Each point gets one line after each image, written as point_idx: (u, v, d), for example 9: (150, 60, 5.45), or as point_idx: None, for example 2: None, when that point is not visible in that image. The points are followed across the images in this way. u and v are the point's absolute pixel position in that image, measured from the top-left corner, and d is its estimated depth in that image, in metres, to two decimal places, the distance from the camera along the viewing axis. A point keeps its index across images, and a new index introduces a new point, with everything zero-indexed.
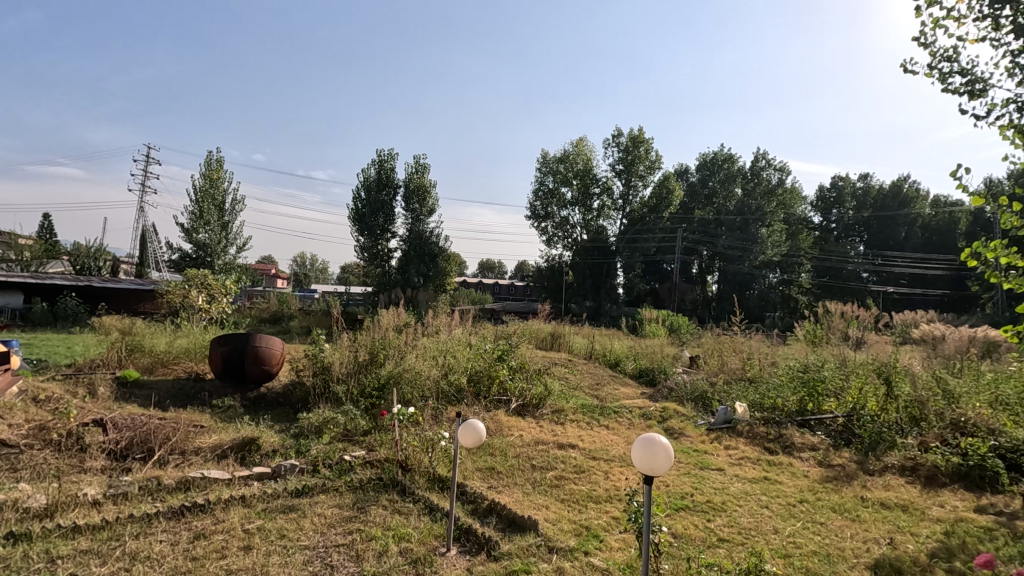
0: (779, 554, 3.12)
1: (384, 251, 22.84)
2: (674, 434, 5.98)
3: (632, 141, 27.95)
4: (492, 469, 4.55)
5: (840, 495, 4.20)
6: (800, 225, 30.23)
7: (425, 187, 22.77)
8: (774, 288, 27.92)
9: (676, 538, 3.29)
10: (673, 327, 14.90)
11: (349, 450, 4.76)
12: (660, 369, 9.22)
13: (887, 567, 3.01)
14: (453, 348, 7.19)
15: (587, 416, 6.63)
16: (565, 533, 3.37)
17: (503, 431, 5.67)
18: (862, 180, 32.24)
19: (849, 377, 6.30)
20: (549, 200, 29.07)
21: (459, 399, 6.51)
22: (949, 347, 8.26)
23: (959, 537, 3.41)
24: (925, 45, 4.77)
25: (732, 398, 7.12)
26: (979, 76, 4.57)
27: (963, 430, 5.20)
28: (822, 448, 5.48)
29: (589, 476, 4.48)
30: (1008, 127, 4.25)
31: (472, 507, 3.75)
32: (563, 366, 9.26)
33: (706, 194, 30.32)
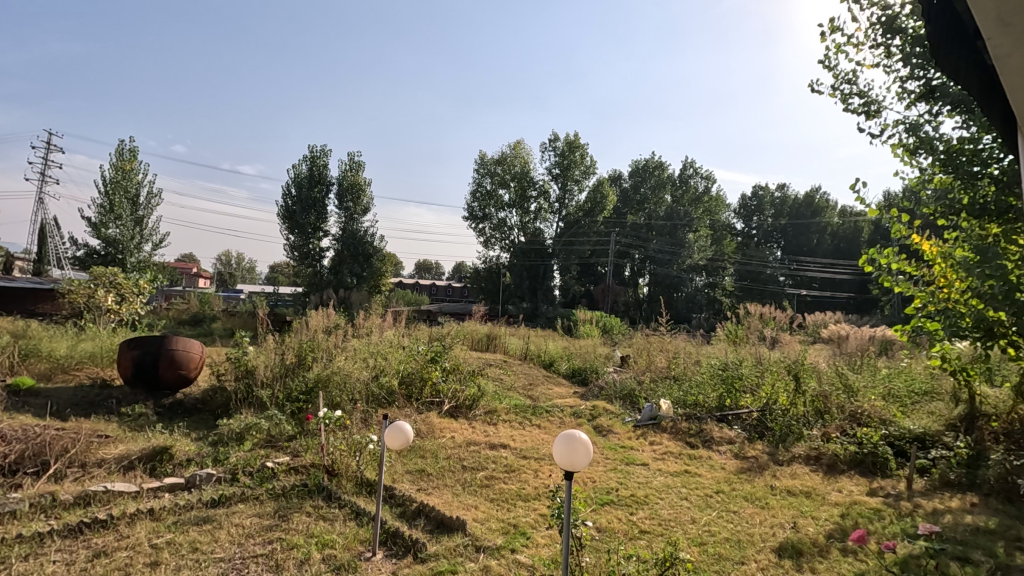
0: (695, 542, 3.30)
1: (316, 251, 22.05)
2: (602, 432, 6.15)
3: (568, 145, 28.48)
4: (422, 471, 4.51)
5: (752, 485, 4.49)
6: (724, 231, 32.17)
7: (359, 185, 22.25)
8: (700, 289, 29.19)
9: (600, 532, 3.39)
10: (605, 328, 15.28)
11: (272, 456, 4.57)
12: (592, 369, 9.44)
13: (789, 550, 3.24)
14: (385, 350, 7.09)
15: (520, 416, 6.69)
16: (493, 532, 3.40)
17: (435, 432, 5.63)
18: (779, 190, 34.36)
19: (763, 375, 6.75)
20: (486, 201, 29.13)
21: (390, 402, 6.41)
22: (852, 344, 8.99)
23: (852, 518, 3.74)
24: (829, 67, 5.22)
25: (657, 395, 7.43)
26: (874, 99, 5.05)
27: (860, 420, 5.77)
28: (738, 442, 5.80)
29: (519, 475, 4.54)
30: (897, 146, 4.73)
31: (401, 510, 3.69)
32: (497, 367, 9.31)
33: (638, 199, 31.45)
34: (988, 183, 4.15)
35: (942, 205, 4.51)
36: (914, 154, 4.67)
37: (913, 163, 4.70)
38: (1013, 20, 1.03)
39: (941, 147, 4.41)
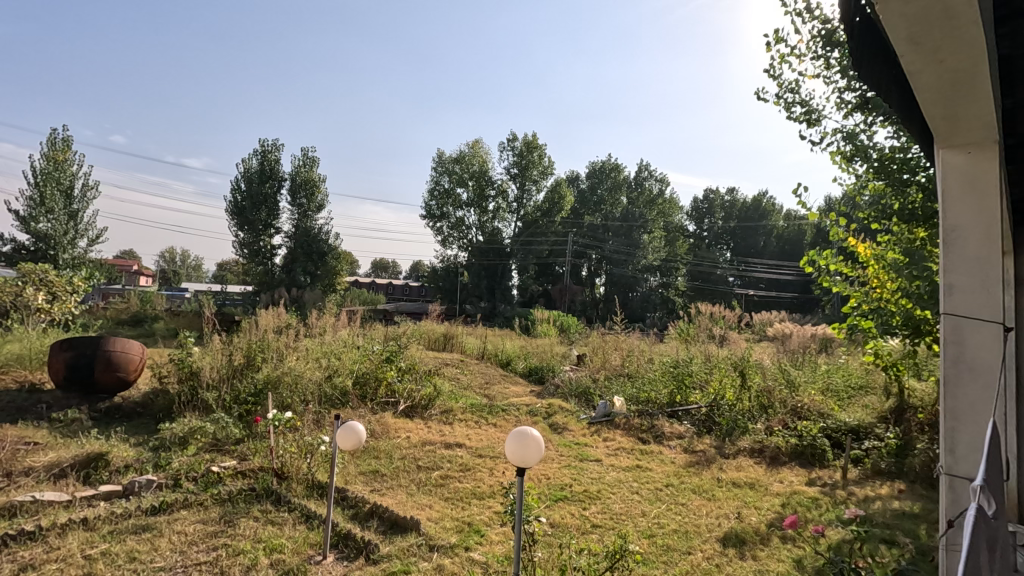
0: (645, 534, 3.39)
1: (267, 248, 21.35)
2: (558, 429, 6.23)
3: (527, 146, 28.64)
4: (376, 472, 4.45)
5: (699, 478, 4.64)
6: (677, 233, 33.01)
7: (313, 181, 21.74)
8: (654, 289, 29.92)
9: (553, 527, 3.44)
10: (562, 327, 15.42)
11: (218, 461, 4.41)
12: (549, 368, 9.53)
13: (733, 539, 3.37)
14: (339, 350, 6.98)
15: (475, 415, 6.66)
16: (447, 531, 3.40)
17: (389, 433, 5.56)
18: (729, 193, 35.58)
19: (711, 371, 7.03)
20: (444, 199, 28.94)
21: (344, 403, 6.29)
22: (795, 342, 9.42)
23: (792, 507, 3.92)
24: (773, 76, 5.46)
25: (612, 392, 7.59)
26: (814, 107, 5.31)
27: (800, 414, 6.07)
28: (688, 436, 5.99)
29: (474, 474, 4.54)
30: (836, 153, 4.99)
31: (353, 512, 3.63)
32: (454, 367, 9.27)
33: (595, 201, 31.95)
34: (916, 191, 4.43)
35: (876, 209, 4.78)
36: (850, 161, 4.94)
37: (850, 170, 4.96)
38: (923, 38, 1.11)
39: (875, 155, 4.67)
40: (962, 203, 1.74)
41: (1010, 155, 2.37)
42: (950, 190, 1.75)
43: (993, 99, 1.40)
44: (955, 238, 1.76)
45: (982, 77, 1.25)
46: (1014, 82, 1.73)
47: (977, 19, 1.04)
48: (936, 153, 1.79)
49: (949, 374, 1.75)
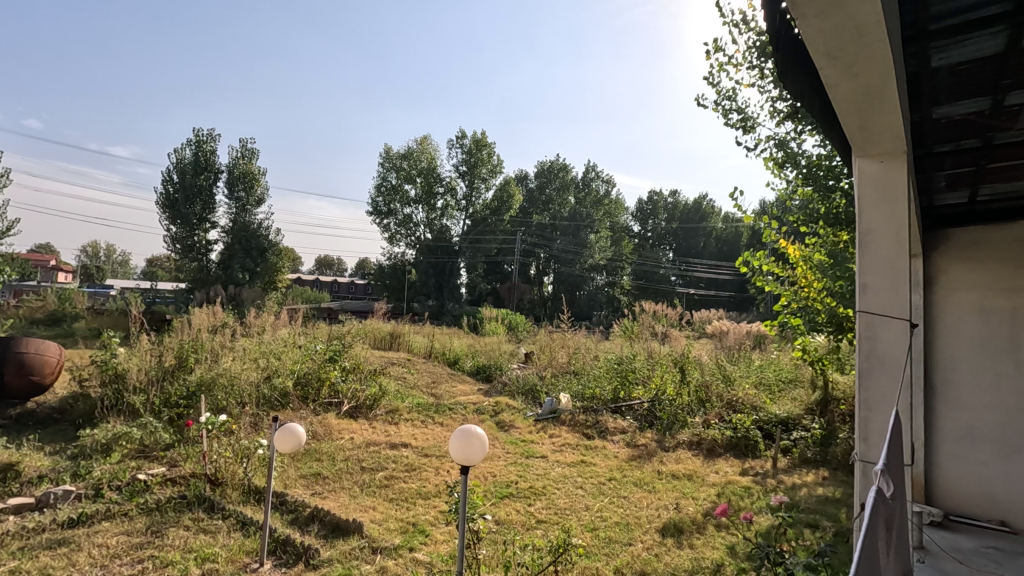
0: (588, 528, 3.46)
1: (201, 243, 20.29)
2: (504, 427, 6.26)
3: (475, 144, 28.58)
4: (317, 475, 4.32)
5: (641, 471, 4.79)
6: (623, 233, 33.78)
7: (252, 174, 20.86)
8: (600, 288, 30.56)
9: (498, 524, 3.45)
10: (510, 325, 15.47)
11: (144, 468, 4.17)
12: (497, 366, 9.54)
13: (671, 529, 3.50)
14: (279, 350, 6.74)
15: (422, 415, 6.59)
16: (391, 532, 3.35)
17: (332, 434, 5.41)
18: (672, 195, 36.76)
19: (653, 368, 7.25)
20: (391, 196, 28.42)
21: (284, 404, 6.08)
22: (731, 338, 9.86)
23: (726, 496, 4.11)
24: (712, 84, 5.69)
25: (558, 389, 7.70)
26: (750, 115, 5.56)
27: (735, 407, 6.37)
28: (631, 431, 6.15)
29: (419, 473, 4.50)
30: (768, 159, 5.25)
31: (292, 517, 3.52)
32: (400, 366, 9.14)
33: (543, 200, 32.27)
34: (840, 196, 4.73)
35: (805, 213, 5.07)
36: (782, 167, 5.21)
37: (782, 175, 5.23)
38: (838, 53, 1.19)
39: (804, 162, 4.95)
40: (877, 209, 1.87)
41: (919, 166, 2.58)
42: (865, 195, 1.87)
43: (901, 111, 1.50)
44: (869, 241, 1.88)
45: (892, 92, 1.35)
46: (920, 98, 1.88)
47: (885, 38, 1.12)
48: (854, 161, 1.91)
49: (863, 368, 1.89)
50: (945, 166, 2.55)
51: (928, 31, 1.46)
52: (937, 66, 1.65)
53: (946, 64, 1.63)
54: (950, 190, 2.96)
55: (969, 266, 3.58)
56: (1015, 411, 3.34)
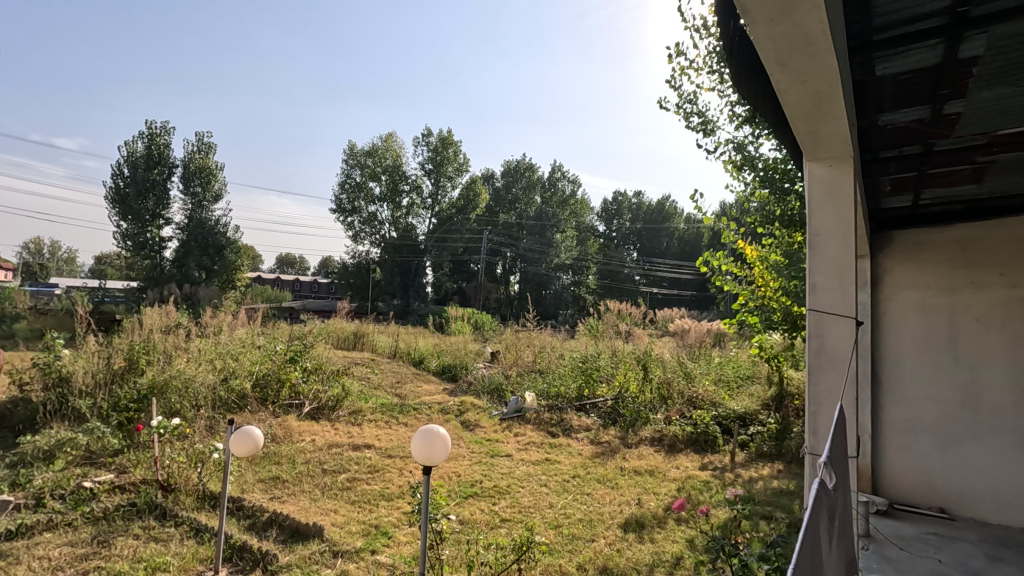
0: (551, 525, 3.49)
1: (154, 240, 19.52)
2: (469, 426, 6.24)
3: (442, 142, 28.37)
4: (276, 479, 4.22)
5: (604, 467, 4.85)
6: (589, 232, 34.13)
7: (208, 169, 20.20)
8: (566, 288, 30.82)
9: (462, 524, 3.44)
10: (476, 325, 15.43)
11: (91, 475, 3.98)
12: (462, 365, 9.50)
13: (633, 524, 3.56)
14: (236, 350, 6.54)
15: (386, 415, 6.51)
16: (353, 535, 3.30)
17: (292, 437, 5.29)
18: (636, 196, 37.35)
19: (617, 366, 7.36)
20: (356, 193, 27.93)
21: (242, 407, 5.90)
22: (692, 336, 10.09)
23: (686, 491, 4.21)
24: (674, 87, 5.80)
25: (523, 388, 7.73)
26: (710, 119, 5.70)
27: (695, 404, 6.52)
28: (594, 429, 6.22)
29: (383, 475, 4.44)
30: (727, 162, 5.39)
31: (249, 522, 3.42)
32: (364, 366, 9.00)
33: (510, 199, 32.30)
34: (794, 199, 4.90)
35: (762, 215, 5.23)
36: (740, 170, 5.36)
37: (740, 178, 5.39)
38: (789, 59, 1.23)
39: (761, 165, 5.11)
40: (826, 211, 1.94)
41: (866, 170, 2.69)
42: (815, 198, 1.94)
43: (847, 118, 1.57)
44: (818, 242, 1.96)
45: (838, 98, 1.40)
46: (866, 105, 1.96)
47: (831, 47, 1.16)
48: (805, 165, 1.98)
49: (813, 363, 1.96)
50: (890, 170, 2.67)
51: (872, 42, 1.52)
52: (880, 76, 1.73)
53: (890, 73, 1.71)
54: (894, 194, 3.11)
55: (911, 266, 3.77)
56: (954, 403, 3.53)
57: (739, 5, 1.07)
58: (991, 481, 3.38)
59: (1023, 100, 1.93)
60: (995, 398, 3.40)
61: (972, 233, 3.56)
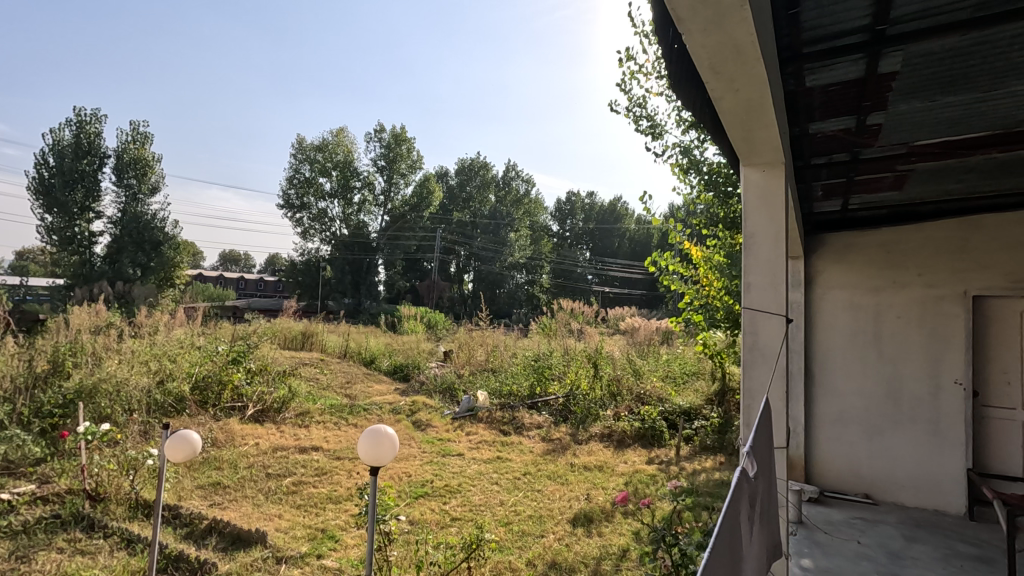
0: (502, 523, 3.51)
1: (83, 235, 18.31)
2: (421, 426, 6.19)
3: (394, 138, 27.90)
4: (217, 485, 4.05)
5: (555, 464, 4.91)
6: (543, 232, 34.37)
7: (144, 160, 19.19)
8: (520, 287, 30.95)
9: (412, 524, 3.41)
10: (429, 324, 15.26)
11: (9, 486, 3.71)
12: (414, 365, 9.39)
13: (582, 518, 3.62)
14: (174, 351, 6.24)
15: (335, 416, 6.36)
16: (297, 540, 3.21)
17: (234, 441, 5.09)
18: (589, 197, 37.93)
19: (568, 364, 7.47)
20: (305, 188, 27.11)
21: (179, 410, 5.63)
22: (641, 334, 10.36)
23: (633, 484, 4.32)
24: (624, 90, 5.94)
25: (476, 387, 7.73)
26: (658, 123, 5.86)
27: (643, 400, 6.71)
28: (546, 426, 6.29)
29: (331, 477, 4.34)
30: (674, 165, 5.56)
31: (187, 531, 3.27)
32: (312, 366, 8.76)
33: (464, 198, 32.15)
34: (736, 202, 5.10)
35: (706, 217, 5.42)
36: (686, 173, 5.54)
37: (686, 180, 5.56)
38: (722, 68, 1.28)
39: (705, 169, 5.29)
40: (760, 214, 2.03)
41: (799, 176, 2.84)
42: (750, 202, 2.03)
43: (778, 126, 1.65)
44: (753, 243, 2.05)
45: (769, 106, 1.47)
46: (798, 114, 2.07)
47: (759, 57, 1.22)
48: (741, 169, 2.06)
49: (747, 359, 2.06)
50: (821, 176, 2.82)
51: (801, 54, 1.61)
52: (810, 86, 1.83)
53: (818, 84, 1.81)
54: (825, 198, 3.29)
55: (842, 267, 3.99)
56: (879, 395, 3.77)
57: (673, 14, 1.11)
58: (910, 467, 3.63)
59: (936, 113, 2.08)
60: (914, 390, 3.66)
61: (895, 237, 3.80)
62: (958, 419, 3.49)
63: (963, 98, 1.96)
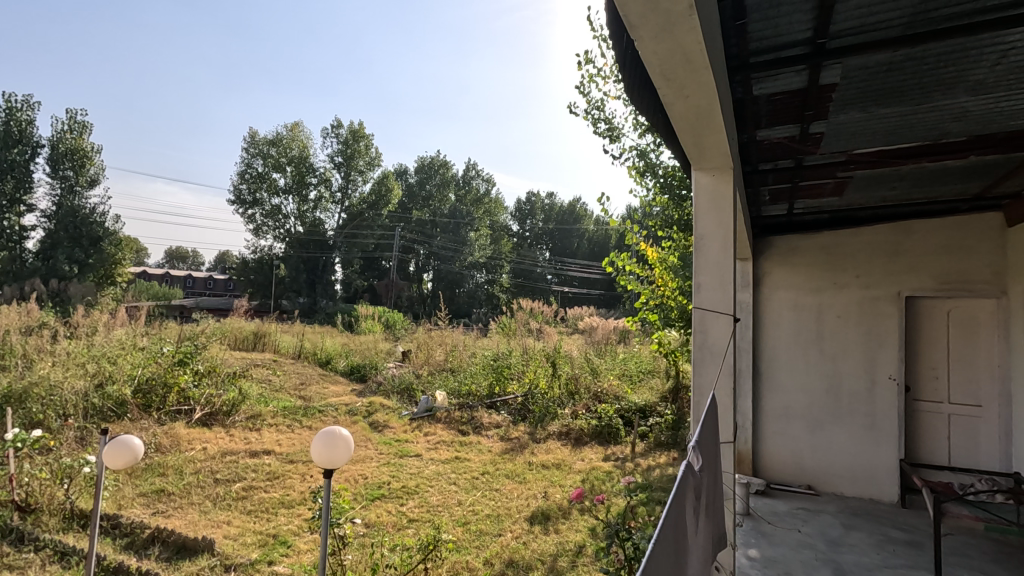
0: (459, 523, 3.50)
1: (13, 229, 17.20)
2: (378, 427, 6.10)
3: (352, 134, 27.35)
4: (161, 492, 3.88)
5: (513, 463, 4.93)
6: (503, 231, 34.41)
7: (82, 151, 18.25)
8: (479, 286, 30.89)
9: (367, 527, 3.36)
10: (387, 324, 15.04)
11: None
12: (372, 365, 9.23)
13: (539, 516, 3.65)
14: (114, 353, 5.93)
15: (288, 419, 6.19)
16: (247, 547, 3.11)
17: (180, 446, 4.88)
18: (549, 197, 38.25)
19: (527, 363, 7.51)
20: (257, 184, 26.25)
21: (120, 415, 5.36)
22: (599, 334, 10.53)
23: (589, 482, 4.38)
24: (583, 93, 6.03)
25: (434, 387, 7.67)
26: (616, 126, 5.97)
27: (600, 398, 6.83)
28: (504, 425, 6.31)
29: (283, 481, 4.23)
30: (631, 168, 5.68)
31: (127, 541, 3.12)
32: (264, 367, 8.49)
33: (423, 197, 31.86)
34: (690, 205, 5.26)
35: (662, 219, 5.56)
36: (642, 176, 5.67)
37: (642, 183, 5.69)
38: (673, 75, 1.32)
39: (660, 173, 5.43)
40: (709, 218, 2.10)
41: (748, 181, 2.95)
42: (700, 205, 2.10)
43: (726, 133, 1.71)
44: (703, 245, 2.11)
45: (718, 114, 1.53)
46: (746, 122, 2.15)
47: (707, 65, 1.26)
48: (692, 174, 2.13)
49: (697, 357, 2.13)
50: (768, 181, 2.94)
51: (749, 63, 1.67)
52: (757, 95, 1.90)
53: (765, 93, 1.89)
54: (772, 202, 3.43)
55: (787, 269, 4.17)
56: (820, 391, 3.95)
57: (625, 20, 1.14)
58: (849, 459, 3.83)
59: (873, 124, 2.20)
60: (853, 386, 3.86)
61: (836, 240, 4.01)
62: (892, 413, 3.71)
63: (897, 110, 2.08)
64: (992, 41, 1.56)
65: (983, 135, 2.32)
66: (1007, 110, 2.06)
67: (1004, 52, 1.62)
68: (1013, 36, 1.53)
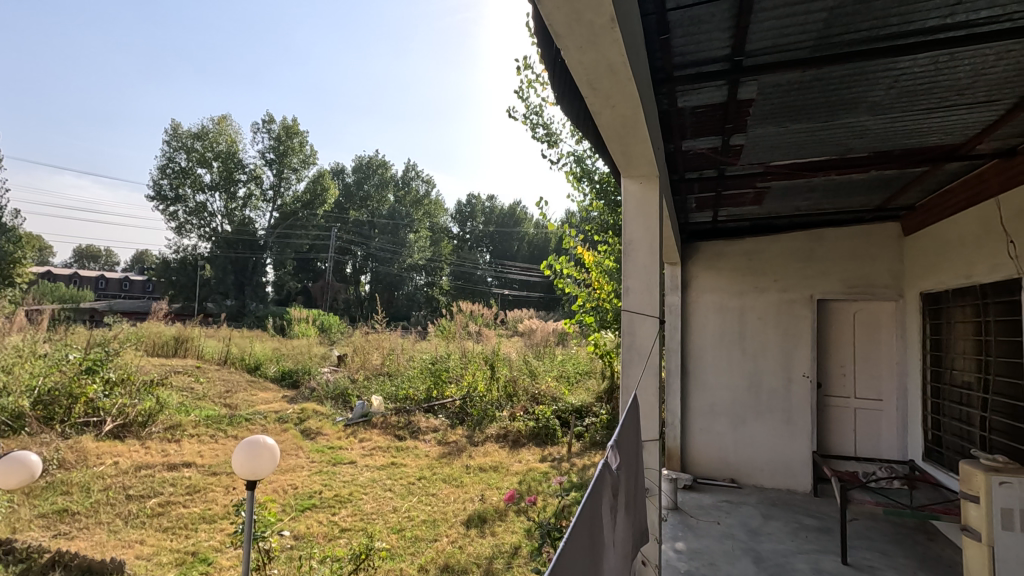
0: (394, 530, 3.44)
1: None
2: (311, 434, 5.88)
3: (286, 130, 26.24)
4: (64, 512, 3.56)
5: (450, 467, 4.90)
6: (444, 233, 34.18)
7: None
8: (419, 288, 30.42)
9: (296, 539, 3.23)
10: (322, 327, 14.54)
11: None
12: (304, 370, 8.88)
13: (475, 519, 3.65)
14: (10, 361, 5.39)
15: (211, 429, 5.85)
16: (162, 567, 2.92)
17: (87, 461, 4.51)
18: (489, 200, 38.43)
19: (465, 365, 7.48)
20: (181, 179, 24.75)
21: (16, 429, 4.88)
22: (537, 336, 10.66)
23: (526, 483, 4.41)
24: (522, 98, 6.09)
25: (370, 392, 7.49)
26: (553, 131, 6.07)
27: (538, 399, 6.91)
28: (442, 429, 6.26)
29: (205, 495, 3.99)
30: (568, 172, 5.80)
31: (23, 567, 2.84)
32: (186, 375, 7.99)
33: (361, 197, 31.21)
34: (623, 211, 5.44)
35: (597, 223, 5.70)
36: (579, 181, 5.81)
37: (579, 188, 5.83)
38: (599, 85, 1.36)
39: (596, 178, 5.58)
40: (637, 223, 2.17)
41: (675, 189, 3.08)
42: (629, 211, 2.17)
43: (652, 143, 1.78)
44: (631, 250, 2.19)
45: (642, 123, 1.58)
46: (673, 132, 2.25)
47: (631, 78, 1.31)
48: (621, 181, 2.20)
49: (625, 358, 2.19)
50: (694, 189, 3.08)
51: (673, 76, 1.75)
52: (682, 107, 1.99)
53: (688, 105, 1.98)
54: (698, 209, 3.60)
55: (712, 273, 4.38)
56: (742, 389, 4.18)
57: (552, 30, 1.16)
58: (768, 452, 4.07)
59: (786, 138, 2.36)
60: (771, 383, 4.10)
61: (756, 246, 4.25)
62: (806, 407, 3.98)
63: (807, 127, 2.24)
64: (886, 67, 1.71)
65: (881, 151, 2.53)
66: (901, 130, 2.26)
67: (897, 77, 1.78)
68: (904, 62, 1.68)
